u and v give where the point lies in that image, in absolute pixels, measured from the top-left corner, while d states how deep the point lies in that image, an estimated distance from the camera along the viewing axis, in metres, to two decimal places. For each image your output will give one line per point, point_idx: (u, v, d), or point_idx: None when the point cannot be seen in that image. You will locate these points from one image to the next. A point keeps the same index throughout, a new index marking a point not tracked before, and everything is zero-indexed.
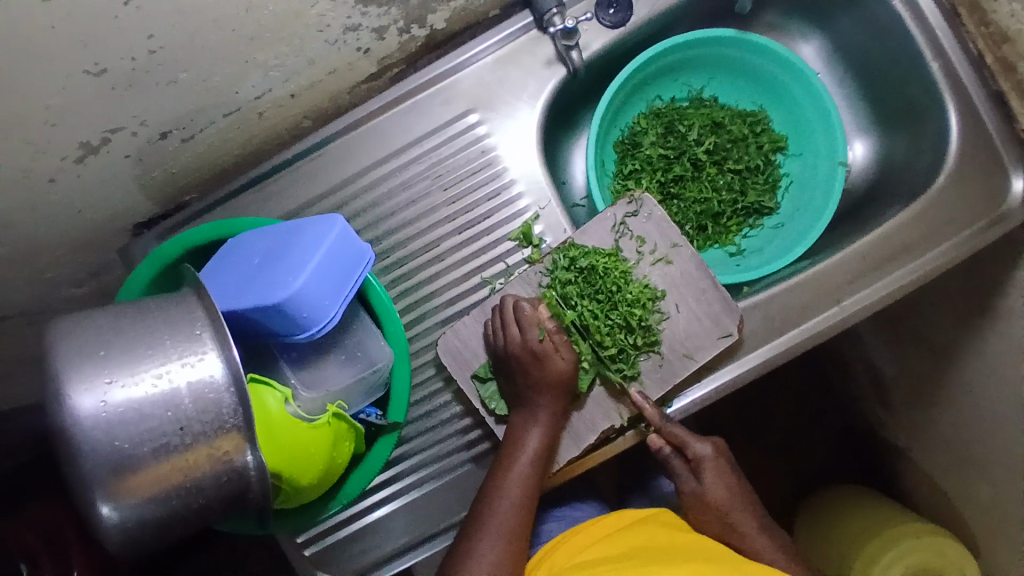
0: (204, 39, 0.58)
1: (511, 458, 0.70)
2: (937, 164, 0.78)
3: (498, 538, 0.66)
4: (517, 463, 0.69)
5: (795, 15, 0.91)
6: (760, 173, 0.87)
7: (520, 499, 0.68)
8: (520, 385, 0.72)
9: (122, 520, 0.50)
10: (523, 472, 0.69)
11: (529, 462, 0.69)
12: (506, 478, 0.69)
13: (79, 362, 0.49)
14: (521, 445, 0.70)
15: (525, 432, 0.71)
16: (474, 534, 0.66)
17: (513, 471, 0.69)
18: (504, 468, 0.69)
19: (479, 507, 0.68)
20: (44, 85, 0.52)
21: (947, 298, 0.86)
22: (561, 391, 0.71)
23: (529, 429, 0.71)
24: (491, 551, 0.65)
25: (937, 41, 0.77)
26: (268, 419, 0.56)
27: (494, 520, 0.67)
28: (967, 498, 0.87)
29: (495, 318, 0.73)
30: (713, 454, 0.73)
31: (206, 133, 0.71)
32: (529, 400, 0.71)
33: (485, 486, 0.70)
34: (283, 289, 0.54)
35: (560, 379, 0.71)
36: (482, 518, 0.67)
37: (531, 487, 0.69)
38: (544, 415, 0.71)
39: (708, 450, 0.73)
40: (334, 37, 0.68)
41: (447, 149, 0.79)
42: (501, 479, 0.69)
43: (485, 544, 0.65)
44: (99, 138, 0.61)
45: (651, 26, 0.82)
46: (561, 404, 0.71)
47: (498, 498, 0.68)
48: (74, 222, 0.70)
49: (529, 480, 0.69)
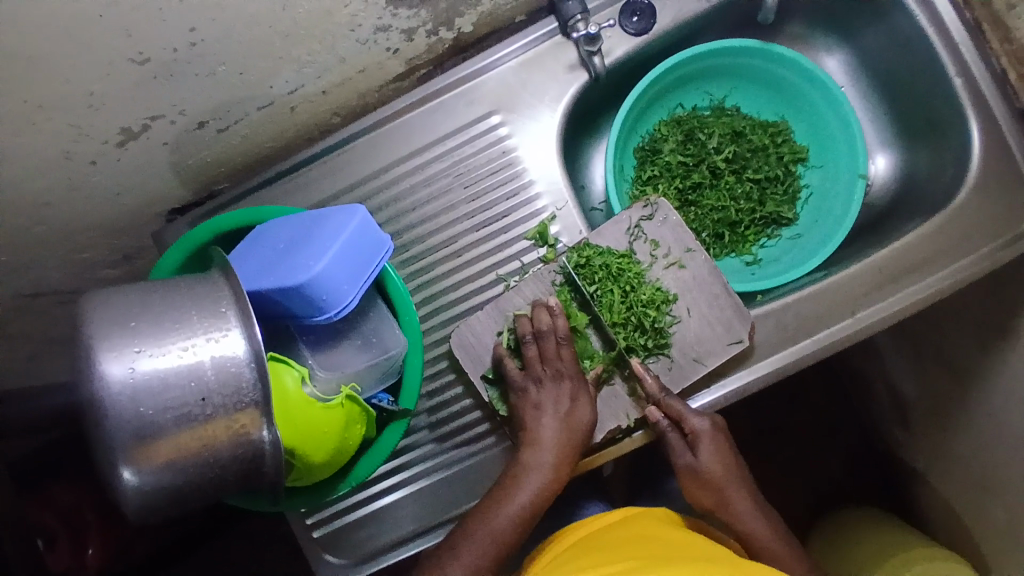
0: (241, 35, 0.61)
1: (513, 486, 0.69)
2: (960, 179, 0.77)
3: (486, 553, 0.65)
4: (520, 489, 0.69)
5: (820, 28, 0.91)
6: (780, 184, 0.87)
7: (516, 524, 0.67)
8: (530, 419, 0.72)
9: (140, 484, 0.52)
10: (526, 499, 0.68)
11: (533, 490, 0.69)
12: (505, 500, 0.68)
13: (112, 331, 0.52)
14: (526, 472, 0.70)
15: (532, 462, 0.70)
16: (464, 546, 0.66)
17: (515, 496, 0.68)
18: (511, 484, 0.69)
19: (473, 520, 0.68)
20: (92, 72, 0.56)
21: (968, 317, 0.85)
22: (570, 432, 0.71)
23: (536, 459, 0.70)
24: (490, 539, 0.65)
25: (962, 56, 0.77)
26: (284, 397, 0.58)
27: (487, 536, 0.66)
28: (982, 521, 0.86)
29: (508, 358, 0.75)
30: (709, 428, 0.72)
31: (240, 125, 0.74)
32: (538, 432, 0.71)
33: (482, 505, 0.69)
34: (304, 272, 0.57)
35: (574, 424, 0.71)
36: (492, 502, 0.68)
37: (530, 516, 0.68)
38: (551, 446, 0.70)
39: (705, 424, 0.72)
40: (365, 37, 0.70)
41: (470, 148, 0.81)
42: (501, 500, 0.68)
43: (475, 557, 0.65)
44: (139, 125, 0.65)
45: (675, 35, 0.83)
46: (571, 440, 0.71)
47: (495, 514, 0.67)
48: (112, 205, 0.73)
49: (530, 508, 0.68)
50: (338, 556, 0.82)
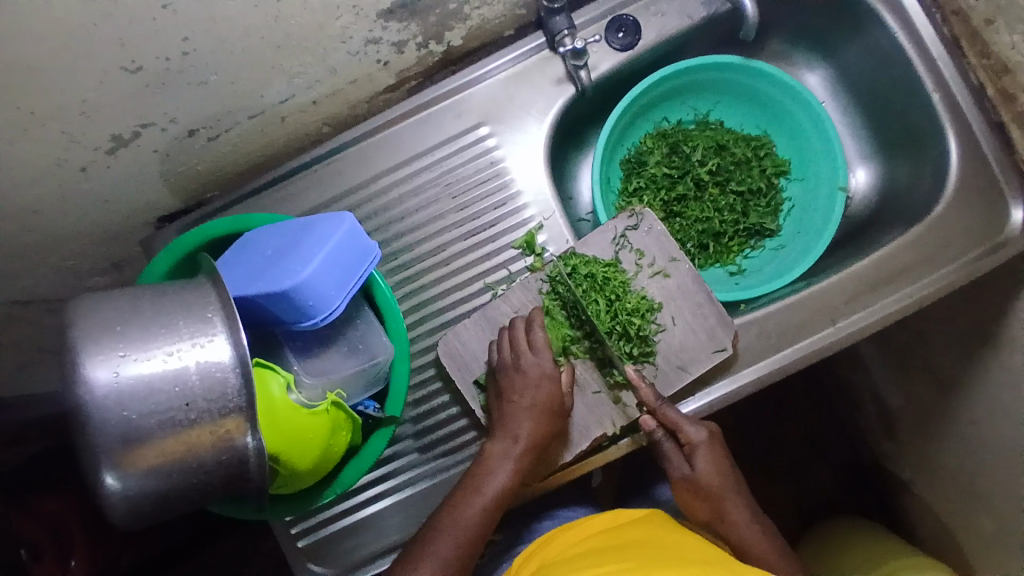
0: (234, 45, 0.63)
1: (488, 471, 0.70)
2: (937, 191, 0.80)
3: (458, 540, 0.66)
4: (494, 478, 0.70)
5: (800, 45, 0.94)
6: (762, 196, 0.89)
7: (490, 508, 0.69)
8: (508, 405, 0.72)
9: (124, 489, 0.52)
10: (500, 484, 0.69)
11: (507, 475, 0.70)
12: (479, 486, 0.70)
13: (98, 336, 0.52)
14: (500, 458, 0.71)
15: (507, 448, 0.71)
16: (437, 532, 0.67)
17: (490, 481, 0.70)
18: (481, 476, 0.70)
19: (449, 508, 0.69)
20: (84, 80, 0.57)
21: (947, 326, 0.87)
22: (544, 418, 0.72)
23: (511, 445, 0.71)
24: (461, 533, 0.67)
25: (937, 73, 0.79)
26: (270, 403, 0.58)
27: (460, 522, 0.67)
28: (969, 527, 0.87)
29: (505, 336, 0.75)
30: (708, 440, 0.72)
31: (230, 134, 0.75)
32: (513, 418, 0.72)
33: (455, 494, 0.70)
34: (291, 278, 0.57)
35: (546, 412, 0.72)
36: (466, 496, 0.69)
37: (503, 500, 0.70)
38: (526, 433, 0.71)
39: (701, 434, 0.72)
40: (356, 49, 0.72)
41: (458, 159, 0.83)
42: (476, 487, 0.69)
43: (448, 543, 0.66)
44: (130, 133, 0.65)
45: (659, 50, 0.85)
46: (545, 426, 0.72)
47: (470, 503, 0.68)
48: (102, 213, 0.74)
49: (503, 492, 0.69)
50: (323, 566, 0.81)
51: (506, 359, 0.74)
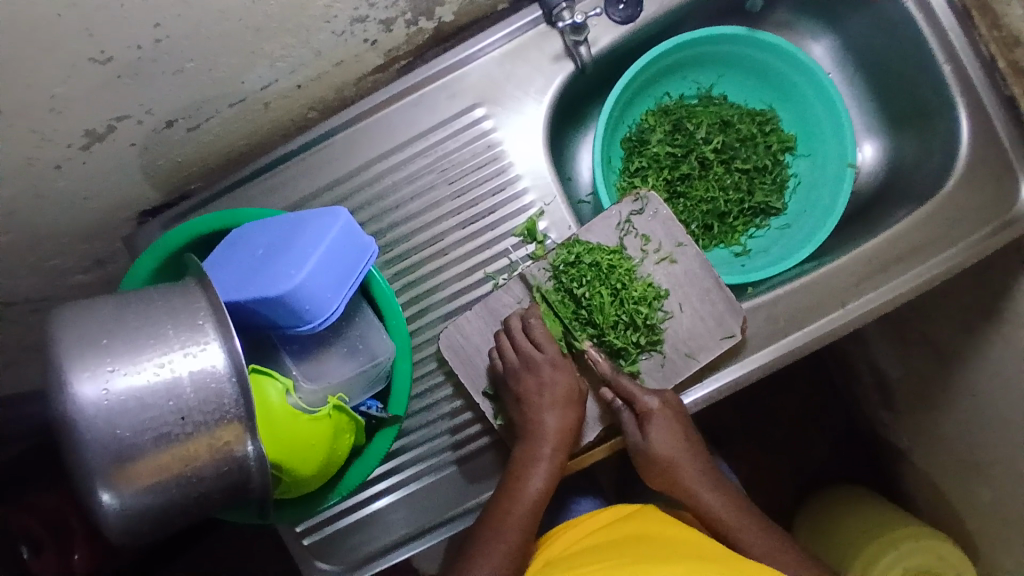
0: (210, 30, 0.58)
1: (522, 478, 0.70)
2: (947, 167, 0.77)
3: (506, 549, 0.65)
4: (531, 479, 0.69)
5: (806, 13, 0.90)
6: (768, 173, 0.86)
7: (531, 514, 0.68)
8: (529, 410, 0.71)
9: (122, 507, 0.50)
10: (537, 488, 0.69)
11: (543, 478, 0.69)
12: (520, 492, 0.69)
13: (83, 350, 0.49)
14: (532, 462, 0.70)
15: (536, 452, 0.70)
16: (484, 542, 0.66)
17: (528, 487, 0.69)
18: (519, 476, 0.70)
19: (491, 518, 0.68)
20: (50, 74, 0.52)
21: (951, 303, 0.85)
22: (568, 420, 0.71)
23: (541, 449, 0.70)
24: (513, 538, 0.66)
25: (950, 42, 0.76)
26: (268, 410, 0.56)
27: (506, 530, 0.67)
28: (966, 502, 0.87)
29: (503, 340, 0.73)
30: (662, 409, 0.71)
31: (212, 123, 0.71)
32: (538, 422, 0.71)
33: (498, 501, 0.70)
34: (286, 282, 0.54)
35: (568, 409, 0.71)
36: (508, 502, 0.69)
37: (542, 504, 0.69)
38: (553, 436, 0.71)
39: (655, 403, 0.71)
40: (341, 29, 0.67)
41: (453, 143, 0.79)
42: (515, 493, 0.69)
43: (498, 550, 0.65)
44: (105, 127, 0.61)
45: (660, 23, 0.81)
46: (571, 428, 0.71)
47: (513, 509, 0.68)
48: (81, 210, 0.70)
49: (541, 497, 0.69)
50: (330, 564, 0.80)
51: (513, 363, 0.72)
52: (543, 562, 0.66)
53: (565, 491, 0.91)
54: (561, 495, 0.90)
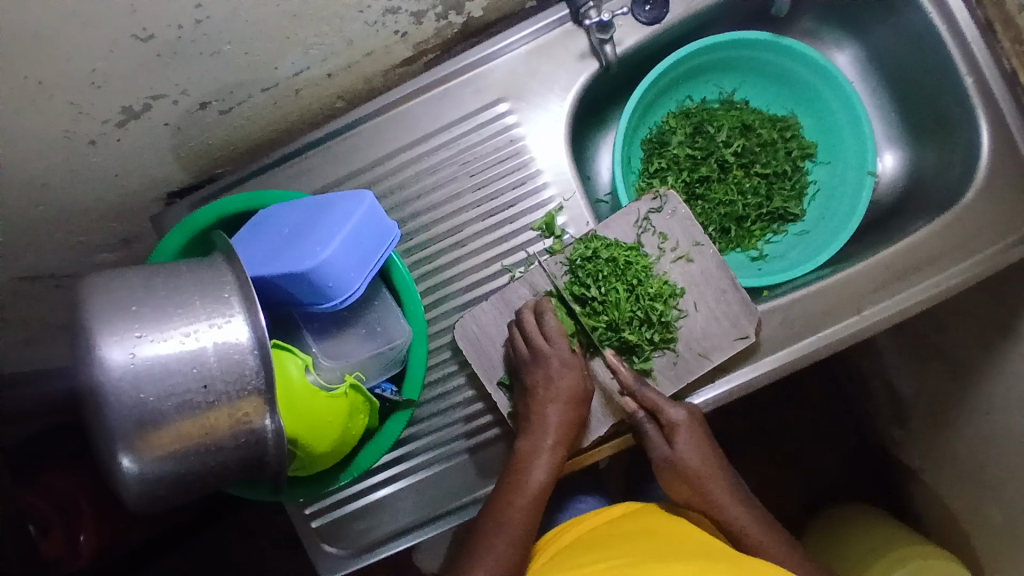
0: (248, 14, 0.60)
1: (523, 470, 0.70)
2: (968, 178, 0.77)
3: (509, 541, 0.66)
4: (532, 471, 0.70)
5: (830, 22, 0.90)
6: (787, 179, 0.87)
7: (534, 504, 0.69)
8: (533, 403, 0.72)
9: (140, 472, 0.51)
10: (538, 480, 0.70)
11: (545, 471, 0.70)
12: (521, 482, 0.70)
13: (113, 315, 0.50)
14: (534, 454, 0.71)
15: (539, 444, 0.71)
16: (487, 533, 0.67)
17: (530, 479, 0.70)
18: (521, 467, 0.71)
19: (494, 508, 0.69)
20: (94, 49, 0.54)
21: (967, 316, 0.85)
22: (571, 415, 0.72)
23: (543, 442, 0.71)
24: (516, 530, 0.67)
25: (974, 55, 0.76)
26: (288, 385, 0.57)
27: (508, 521, 0.68)
28: (977, 519, 0.85)
29: (516, 331, 0.74)
30: (688, 419, 0.72)
31: (243, 107, 0.73)
32: (540, 415, 0.72)
33: (501, 490, 0.70)
34: (310, 259, 0.56)
35: (571, 404, 0.72)
36: (508, 495, 0.69)
37: (543, 496, 0.70)
38: (555, 429, 0.71)
39: (682, 415, 0.72)
40: (373, 19, 0.69)
41: (477, 136, 0.80)
42: (517, 482, 0.70)
43: (501, 542, 0.66)
44: (140, 105, 0.63)
45: (685, 26, 0.82)
46: (573, 423, 0.72)
47: (514, 501, 0.69)
48: (112, 187, 0.72)
49: (542, 489, 0.70)
50: (337, 547, 0.81)
51: (525, 355, 0.73)
52: (552, 553, 0.68)
53: (571, 488, 0.91)
54: (567, 491, 0.90)
